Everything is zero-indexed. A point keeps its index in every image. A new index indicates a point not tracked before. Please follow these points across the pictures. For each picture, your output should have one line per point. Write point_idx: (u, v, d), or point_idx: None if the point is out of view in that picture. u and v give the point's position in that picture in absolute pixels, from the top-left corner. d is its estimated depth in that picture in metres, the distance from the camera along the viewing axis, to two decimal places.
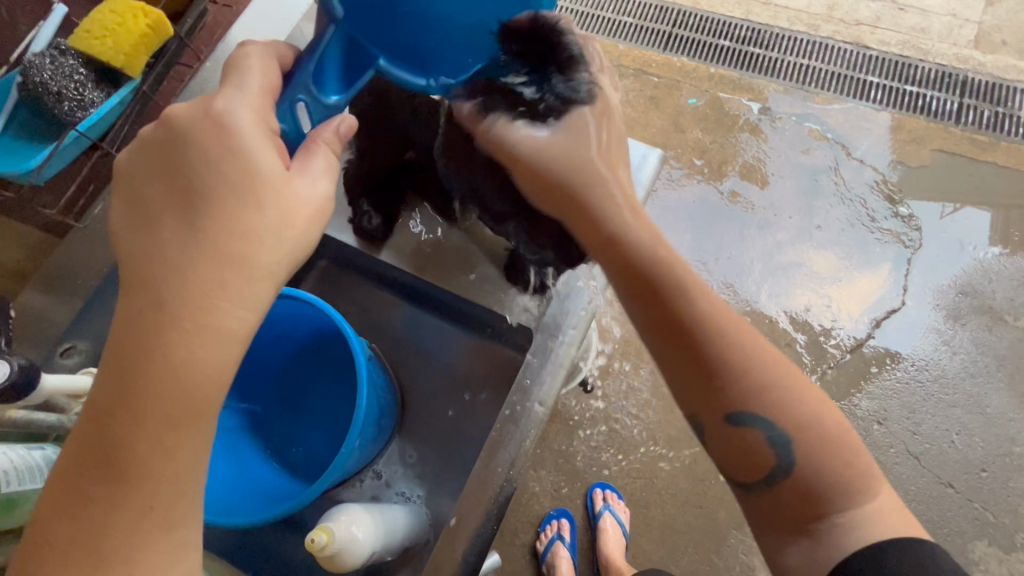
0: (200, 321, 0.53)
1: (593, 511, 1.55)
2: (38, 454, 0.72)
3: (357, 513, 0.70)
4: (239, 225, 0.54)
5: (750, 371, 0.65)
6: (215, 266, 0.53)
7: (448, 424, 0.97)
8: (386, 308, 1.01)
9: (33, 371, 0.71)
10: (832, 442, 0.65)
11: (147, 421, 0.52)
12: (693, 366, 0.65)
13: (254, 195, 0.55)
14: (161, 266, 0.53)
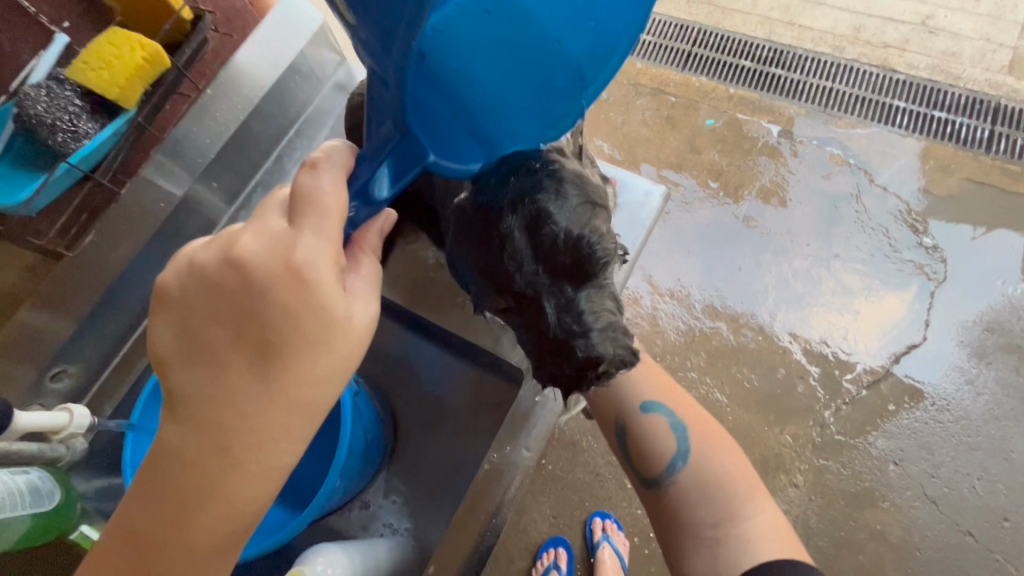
0: (263, 451, 0.54)
1: (592, 541, 1.51)
2: (22, 479, 0.78)
3: (331, 555, 0.69)
4: (306, 373, 0.54)
5: (641, 387, 0.94)
6: (283, 411, 0.53)
7: (442, 455, 0.96)
8: (382, 333, 1.00)
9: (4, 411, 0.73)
10: (711, 437, 0.92)
11: (197, 547, 0.55)
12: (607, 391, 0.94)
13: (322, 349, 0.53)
14: (227, 402, 0.53)
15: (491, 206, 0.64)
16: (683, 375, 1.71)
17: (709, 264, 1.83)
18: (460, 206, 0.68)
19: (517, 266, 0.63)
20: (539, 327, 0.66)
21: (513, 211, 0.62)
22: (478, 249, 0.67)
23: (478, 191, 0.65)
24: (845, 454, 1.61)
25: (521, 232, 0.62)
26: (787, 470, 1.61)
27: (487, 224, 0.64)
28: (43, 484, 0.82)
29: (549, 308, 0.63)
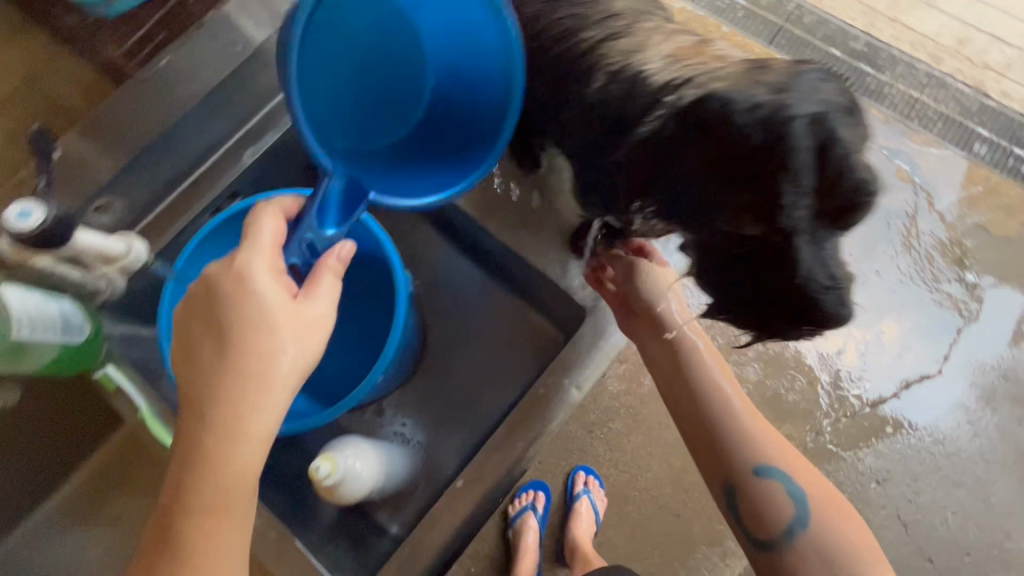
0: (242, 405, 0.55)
1: (571, 492, 1.53)
2: (55, 306, 0.71)
3: (361, 448, 0.67)
4: (262, 347, 0.55)
5: (760, 441, 0.75)
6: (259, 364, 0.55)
7: (468, 378, 0.94)
8: (431, 247, 0.97)
9: (67, 223, 0.66)
10: (835, 514, 0.71)
11: (191, 524, 0.55)
12: (699, 396, 0.78)
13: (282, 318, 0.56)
14: (215, 370, 0.56)
15: (774, 116, 0.45)
16: None
17: None
18: (708, 108, 0.49)
19: (782, 202, 0.46)
20: (774, 268, 0.51)
21: (812, 128, 0.45)
22: (717, 172, 0.50)
23: (752, 100, 0.47)
24: (832, 464, 1.64)
25: (811, 151, 0.45)
26: None
27: (761, 146, 0.46)
28: (74, 317, 0.73)
29: (807, 249, 0.49)
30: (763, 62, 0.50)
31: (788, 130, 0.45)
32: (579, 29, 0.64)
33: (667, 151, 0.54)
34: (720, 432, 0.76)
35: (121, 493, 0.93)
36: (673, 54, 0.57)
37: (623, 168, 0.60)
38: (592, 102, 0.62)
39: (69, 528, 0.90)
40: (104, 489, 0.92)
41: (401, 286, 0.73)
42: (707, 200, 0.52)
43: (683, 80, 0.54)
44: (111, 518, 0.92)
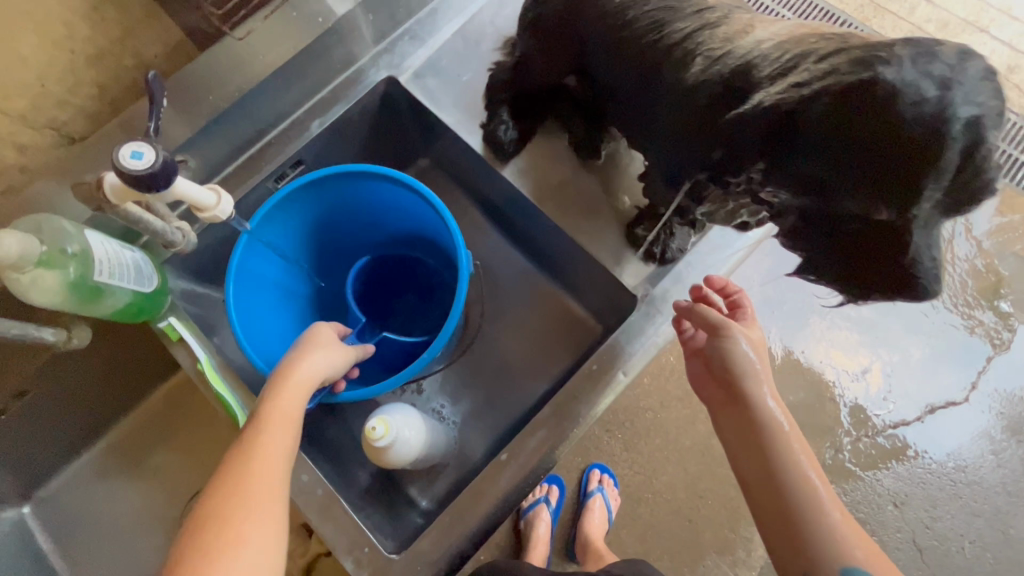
0: (239, 512, 0.46)
1: (585, 489, 1.25)
2: (130, 255, 0.65)
3: (404, 417, 0.66)
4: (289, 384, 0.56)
5: (836, 529, 0.51)
6: (251, 462, 0.49)
7: (501, 360, 0.94)
8: (475, 230, 0.96)
9: (173, 167, 0.47)
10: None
11: None
12: (780, 463, 0.54)
13: (270, 415, 0.53)
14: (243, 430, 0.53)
15: (939, 112, 0.38)
16: None
17: None
18: (870, 93, 0.41)
19: (920, 197, 0.41)
20: (884, 253, 0.46)
21: (971, 131, 0.38)
22: (864, 162, 0.43)
23: (919, 89, 0.39)
24: (849, 482, 1.35)
25: (959, 156, 0.39)
26: None
27: (923, 141, 0.39)
28: (145, 267, 0.67)
29: (922, 234, 0.43)
30: (930, 42, 0.40)
31: (902, 121, 0.40)
32: (671, 20, 0.57)
33: (800, 136, 0.46)
34: (788, 509, 0.52)
35: (163, 447, 0.92)
36: (786, 35, 0.49)
37: (734, 135, 0.51)
38: (704, 88, 0.52)
39: (111, 478, 0.90)
40: (147, 441, 0.92)
41: (463, 268, 0.70)
42: (822, 187, 0.46)
43: (826, 55, 0.45)
44: (151, 472, 0.92)
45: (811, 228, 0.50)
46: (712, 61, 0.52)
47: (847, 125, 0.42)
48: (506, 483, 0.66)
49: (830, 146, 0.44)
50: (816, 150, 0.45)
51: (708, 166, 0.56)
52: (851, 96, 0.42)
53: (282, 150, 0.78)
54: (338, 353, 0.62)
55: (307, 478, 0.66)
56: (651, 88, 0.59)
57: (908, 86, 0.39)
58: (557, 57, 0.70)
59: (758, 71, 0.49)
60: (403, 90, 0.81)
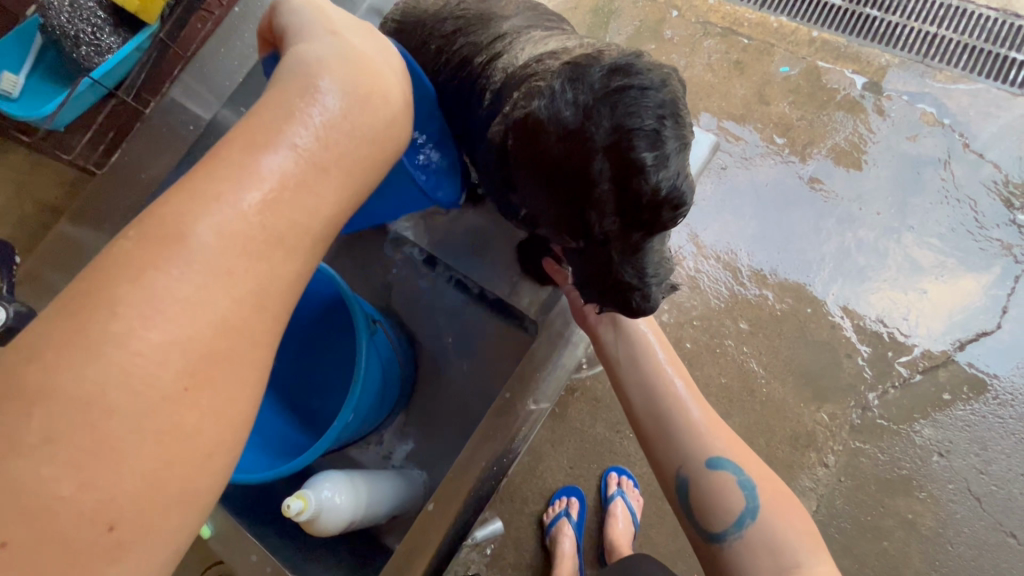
0: (209, 273, 0.37)
1: (605, 494, 1.50)
2: None
3: (335, 482, 0.69)
4: (350, 123, 0.45)
5: (697, 427, 0.76)
6: (224, 210, 0.38)
7: (455, 395, 0.94)
8: (409, 276, 0.98)
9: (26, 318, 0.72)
10: (788, 510, 0.72)
11: (178, 289, 0.36)
12: (655, 399, 0.78)
13: (291, 176, 0.41)
14: (284, 115, 0.43)
15: (583, 139, 0.49)
16: (716, 343, 1.48)
17: (766, 227, 1.54)
18: (536, 126, 0.51)
19: (598, 215, 0.52)
20: (606, 265, 0.57)
21: (609, 158, 0.48)
22: (552, 181, 0.53)
23: (561, 120, 0.49)
24: (884, 439, 1.41)
25: (610, 183, 0.49)
26: (817, 449, 1.41)
27: (575, 162, 0.50)
28: None
29: (623, 257, 0.55)
30: (584, 65, 0.49)
31: (558, 147, 0.50)
32: (472, 58, 0.67)
33: (512, 163, 0.56)
34: (664, 418, 0.77)
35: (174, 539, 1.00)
36: (530, 64, 0.58)
37: (488, 162, 0.62)
38: (478, 128, 0.64)
39: None
40: None
41: (360, 321, 0.73)
42: (539, 201, 0.57)
43: (526, 81, 0.55)
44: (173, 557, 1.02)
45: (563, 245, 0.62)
46: (482, 105, 0.63)
47: (532, 150, 0.53)
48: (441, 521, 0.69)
49: (533, 170, 0.54)
50: (529, 175, 0.55)
51: (491, 189, 0.67)
52: (521, 127, 0.53)
53: None
54: (374, 108, 0.47)
55: (256, 557, 0.70)
56: (466, 122, 0.70)
57: (558, 117, 0.49)
58: None
59: (501, 102, 0.59)
60: None
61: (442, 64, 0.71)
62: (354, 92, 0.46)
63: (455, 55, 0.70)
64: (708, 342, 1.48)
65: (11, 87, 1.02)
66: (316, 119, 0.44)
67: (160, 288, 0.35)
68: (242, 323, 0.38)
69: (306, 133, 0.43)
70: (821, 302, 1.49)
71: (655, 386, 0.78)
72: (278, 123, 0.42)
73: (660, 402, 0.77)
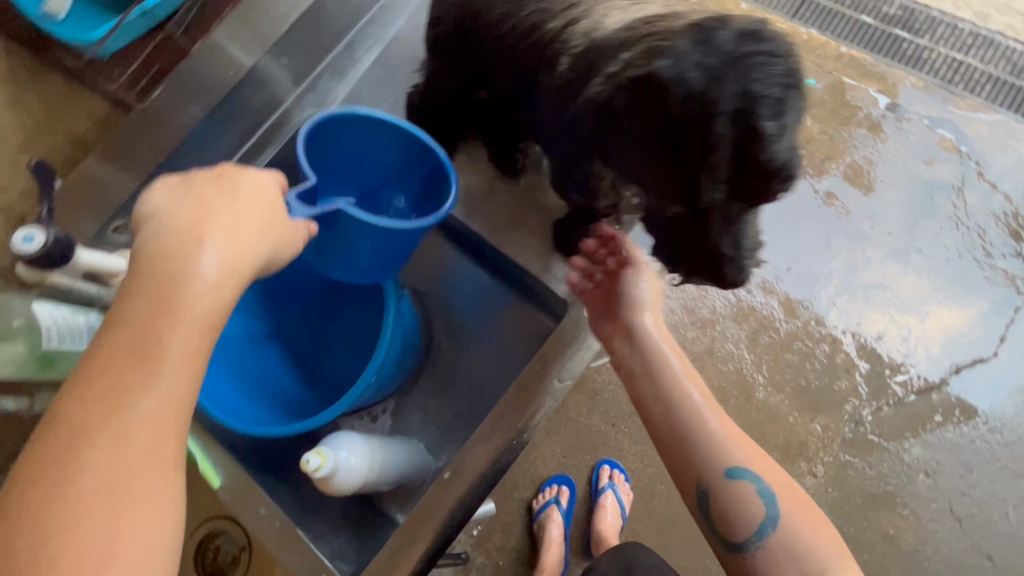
0: (110, 440, 0.43)
1: (596, 486, 1.51)
2: (85, 320, 0.69)
3: (351, 444, 0.68)
4: (207, 239, 0.49)
5: (711, 431, 0.69)
6: (110, 379, 0.45)
7: (468, 372, 0.94)
8: (431, 250, 0.97)
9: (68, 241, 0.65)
10: (814, 520, 0.65)
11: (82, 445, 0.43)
12: (664, 401, 0.71)
13: (163, 311, 0.46)
14: (150, 256, 0.48)
15: (711, 103, 0.52)
16: (717, 347, 1.48)
17: (777, 238, 1.55)
18: (659, 88, 0.54)
19: (710, 181, 0.56)
20: (705, 231, 0.62)
21: (735, 122, 0.52)
22: (668, 145, 0.56)
23: (687, 82, 0.52)
24: (874, 455, 1.43)
25: (729, 146, 0.53)
26: (807, 458, 1.43)
27: (698, 125, 0.53)
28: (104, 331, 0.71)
29: (724, 221, 0.61)
30: (709, 30, 0.53)
31: (681, 110, 0.53)
32: (544, 23, 0.67)
33: (620, 123, 0.58)
34: (681, 429, 0.70)
35: None
36: (629, 28, 0.59)
37: (579, 124, 0.63)
38: (558, 86, 0.64)
39: None
40: None
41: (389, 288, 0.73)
42: (641, 164, 0.59)
43: (638, 42, 0.57)
44: None
45: (654, 211, 0.65)
46: (568, 62, 0.63)
47: (651, 110, 0.55)
48: (453, 495, 0.69)
49: (646, 132, 0.57)
50: (640, 137, 0.57)
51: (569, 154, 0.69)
52: (641, 87, 0.55)
53: None
54: (228, 220, 0.50)
55: (265, 512, 0.69)
56: (535, 88, 0.70)
57: (686, 79, 0.52)
58: (455, 69, 0.78)
59: (599, 62, 0.60)
60: None
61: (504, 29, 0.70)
62: (205, 217, 0.50)
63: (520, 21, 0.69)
64: (710, 346, 1.48)
65: (59, 8, 0.97)
66: (190, 256, 0.48)
67: (76, 436, 0.43)
68: (147, 444, 0.44)
69: (172, 265, 0.47)
70: (824, 316, 1.51)
71: (665, 386, 0.72)
72: (205, 233, 0.48)
73: (668, 404, 0.71)
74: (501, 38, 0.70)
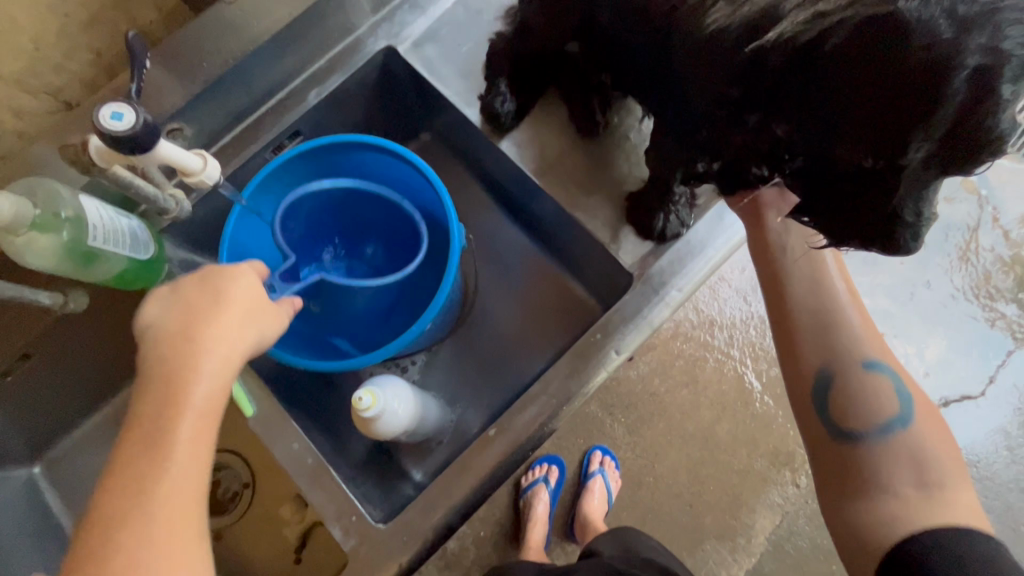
0: (143, 532, 0.39)
1: (585, 471, 1.35)
2: (126, 223, 0.64)
3: (398, 389, 0.67)
4: (213, 315, 0.47)
5: (863, 340, 0.64)
6: (125, 480, 0.41)
7: (500, 336, 0.92)
8: (477, 207, 0.94)
9: (155, 131, 0.53)
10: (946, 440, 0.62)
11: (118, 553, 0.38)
12: (819, 292, 0.65)
13: (183, 391, 0.43)
14: (152, 354, 0.46)
15: (958, 53, 0.39)
16: (725, 352, 1.38)
17: None
18: (884, 29, 0.41)
19: (911, 148, 0.43)
20: (881, 201, 0.49)
21: (976, 79, 0.39)
22: (878, 100, 0.43)
23: (933, 29, 0.39)
24: None
25: (960, 105, 0.40)
26: (793, 468, 1.34)
27: (927, 82, 0.40)
28: (143, 235, 0.67)
29: (912, 188, 0.47)
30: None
31: (914, 57, 0.40)
32: None
33: (815, 71, 0.45)
34: (822, 312, 0.65)
35: None
36: None
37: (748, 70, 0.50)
38: (711, 33, 0.51)
39: None
40: None
41: (455, 243, 0.69)
42: (829, 120, 0.47)
43: None
44: None
45: (818, 168, 0.52)
46: (736, 5, 0.50)
47: (871, 51, 0.42)
48: (495, 458, 0.67)
49: (851, 76, 0.44)
50: (841, 83, 0.44)
51: (704, 113, 0.57)
52: (862, 27, 0.42)
53: (279, 121, 0.78)
54: (234, 299, 0.49)
55: (298, 447, 0.67)
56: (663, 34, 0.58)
57: (935, 17, 0.39)
58: (556, 18, 0.70)
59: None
60: (402, 60, 0.80)
61: None
62: (207, 298, 0.48)
63: None
64: (720, 346, 1.38)
65: None
66: (201, 339, 0.46)
67: (104, 548, 0.38)
68: (181, 526, 0.40)
69: (182, 343, 0.45)
70: None
71: (822, 289, 0.66)
72: (201, 319, 0.47)
73: (826, 300, 0.65)
74: None
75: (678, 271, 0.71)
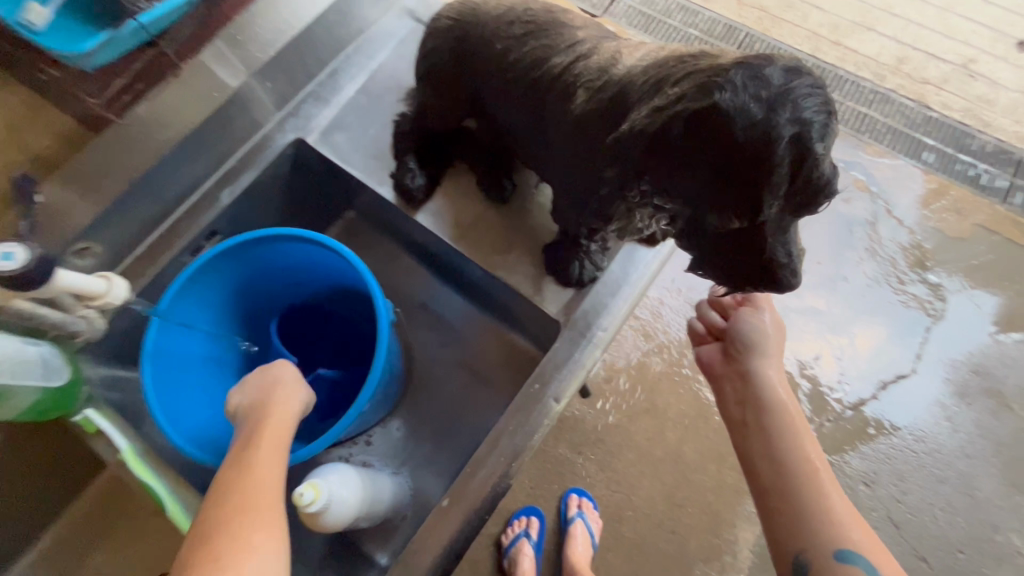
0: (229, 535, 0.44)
1: (564, 517, 1.32)
2: (34, 351, 0.62)
3: (342, 477, 0.66)
4: (275, 394, 0.59)
5: (833, 519, 0.59)
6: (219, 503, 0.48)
7: (449, 398, 0.92)
8: (410, 275, 0.96)
9: (50, 262, 0.55)
10: None
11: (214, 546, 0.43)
12: (777, 468, 0.64)
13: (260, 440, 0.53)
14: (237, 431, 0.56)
15: (772, 129, 0.46)
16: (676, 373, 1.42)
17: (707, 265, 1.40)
18: (710, 120, 0.47)
19: (763, 207, 0.49)
20: (753, 249, 0.54)
21: (792, 145, 0.46)
22: (723, 175, 0.49)
23: (749, 114, 0.46)
24: None
25: (788, 166, 0.47)
26: None
27: (755, 155, 0.47)
28: (55, 360, 0.65)
29: (775, 235, 0.53)
30: (759, 65, 0.46)
31: (739, 138, 0.46)
32: (552, 55, 0.63)
33: (667, 156, 0.51)
34: (787, 493, 0.62)
35: (104, 548, 0.87)
36: (661, 60, 0.53)
37: (616, 157, 0.54)
38: (577, 117, 0.59)
39: None
40: (81, 546, 0.87)
41: (382, 317, 0.70)
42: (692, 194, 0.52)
43: (682, 77, 0.50)
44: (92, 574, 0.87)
45: (694, 234, 0.56)
46: (593, 92, 0.58)
47: (702, 136, 0.48)
48: (452, 528, 0.66)
49: (697, 159, 0.49)
50: (693, 165, 0.50)
51: (588, 189, 0.63)
52: (693, 121, 0.48)
53: (192, 224, 0.78)
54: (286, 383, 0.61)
55: None
56: (543, 121, 0.65)
57: (746, 105, 0.46)
58: (447, 99, 0.75)
59: (633, 90, 0.54)
60: (312, 150, 0.83)
61: (504, 65, 0.66)
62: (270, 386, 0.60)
63: (522, 56, 0.64)
64: (671, 368, 1.41)
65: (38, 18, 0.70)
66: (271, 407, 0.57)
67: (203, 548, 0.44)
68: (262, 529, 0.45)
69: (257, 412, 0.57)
70: None
71: (779, 461, 0.64)
72: (268, 395, 0.59)
73: (782, 473, 0.63)
74: (503, 77, 0.66)
75: (601, 313, 0.74)
